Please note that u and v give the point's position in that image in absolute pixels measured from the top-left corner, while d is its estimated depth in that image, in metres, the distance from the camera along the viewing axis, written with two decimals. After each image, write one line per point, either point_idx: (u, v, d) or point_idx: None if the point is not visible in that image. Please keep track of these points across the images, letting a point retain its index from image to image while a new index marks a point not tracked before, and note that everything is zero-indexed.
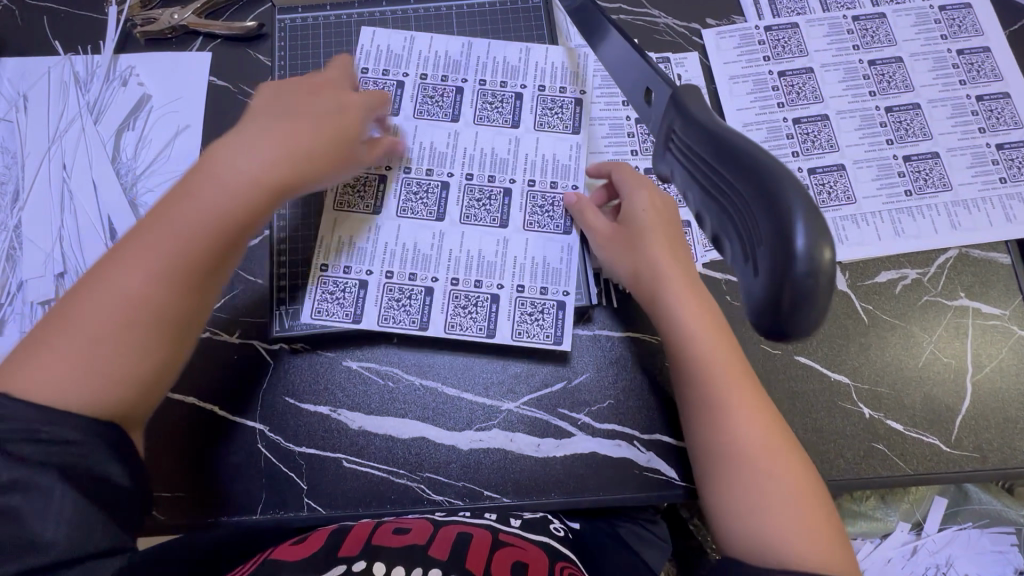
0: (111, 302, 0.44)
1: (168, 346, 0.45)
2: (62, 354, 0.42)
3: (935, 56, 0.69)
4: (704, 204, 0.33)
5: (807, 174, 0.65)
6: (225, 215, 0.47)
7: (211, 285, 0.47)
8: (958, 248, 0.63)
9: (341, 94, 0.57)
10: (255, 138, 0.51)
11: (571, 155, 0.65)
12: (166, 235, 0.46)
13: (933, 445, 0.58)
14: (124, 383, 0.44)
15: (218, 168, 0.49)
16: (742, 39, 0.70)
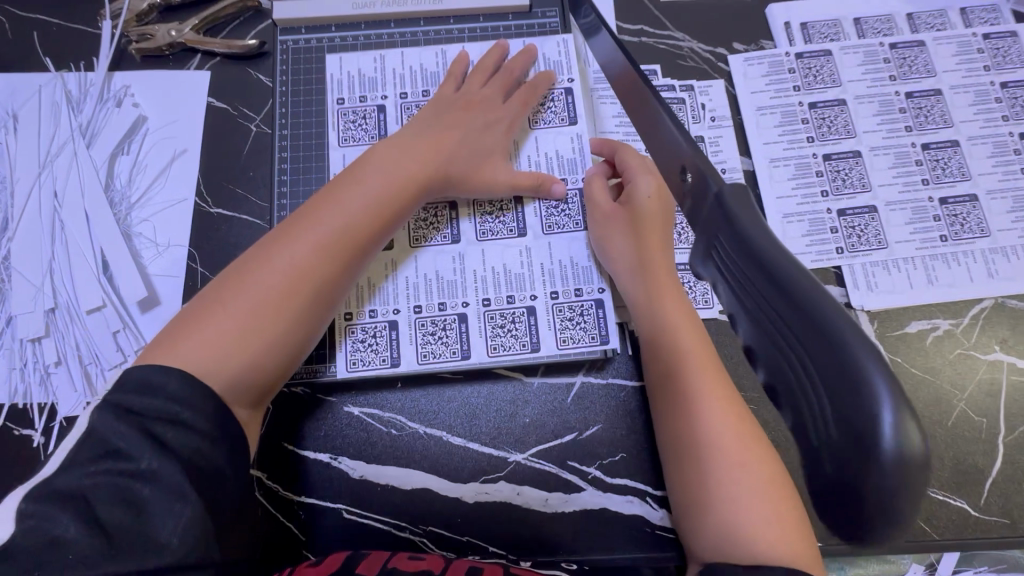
0: (275, 281, 0.48)
1: (314, 321, 0.50)
2: (228, 317, 0.46)
3: (977, 89, 0.65)
4: (760, 345, 0.22)
5: (836, 216, 0.61)
6: (378, 204, 0.52)
7: (354, 265, 0.52)
8: (994, 298, 0.60)
9: (491, 110, 0.60)
10: (410, 141, 0.56)
11: (575, 147, 0.63)
12: (329, 219, 0.50)
13: (961, 509, 0.55)
14: (270, 358, 0.47)
15: (379, 163, 0.54)
16: (771, 66, 0.66)
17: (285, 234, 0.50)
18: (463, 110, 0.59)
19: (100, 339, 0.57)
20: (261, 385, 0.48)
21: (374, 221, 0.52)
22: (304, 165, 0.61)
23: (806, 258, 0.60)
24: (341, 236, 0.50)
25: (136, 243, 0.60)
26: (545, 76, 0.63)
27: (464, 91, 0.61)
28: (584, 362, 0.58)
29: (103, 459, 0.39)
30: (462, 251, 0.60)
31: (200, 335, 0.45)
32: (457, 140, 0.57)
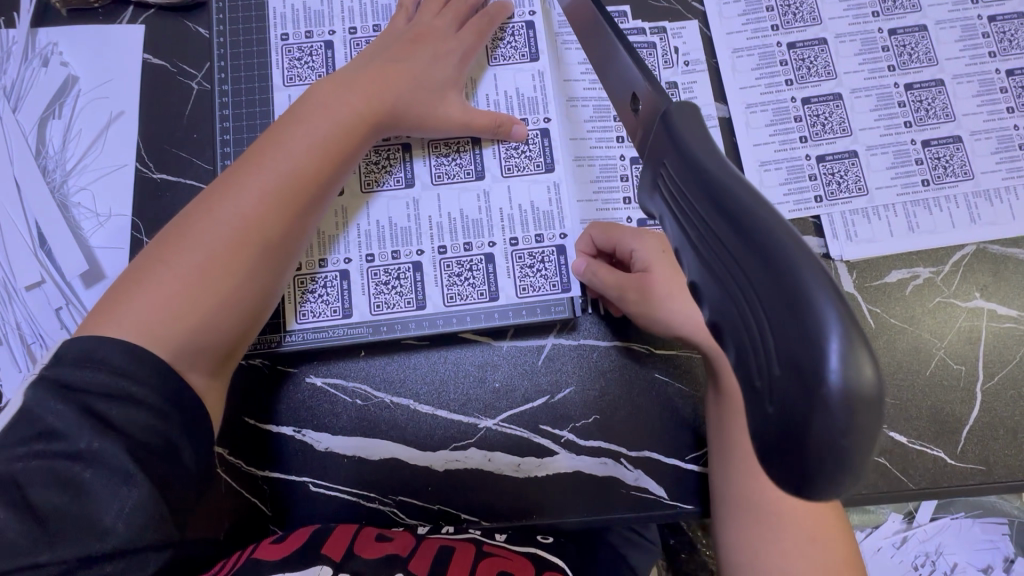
0: (221, 235, 0.43)
1: (270, 277, 0.46)
2: (167, 280, 0.42)
3: (964, 24, 0.61)
4: (703, 277, 0.20)
5: (814, 162, 0.58)
6: (327, 147, 0.48)
7: (307, 215, 0.48)
8: (976, 245, 0.58)
9: (442, 43, 0.55)
10: (353, 78, 0.51)
11: (536, 86, 0.57)
12: (273, 165, 0.46)
13: (937, 458, 0.54)
14: (223, 319, 0.43)
15: (323, 102, 0.49)
16: (748, 4, 0.62)
17: (226, 185, 0.46)
18: (411, 43, 0.54)
19: (43, 316, 0.54)
20: (218, 350, 0.44)
21: (325, 164, 0.48)
22: (248, 123, 0.57)
23: (784, 208, 0.58)
24: (289, 182, 0.46)
25: (74, 213, 0.56)
26: (501, 6, 0.57)
27: (412, 24, 0.55)
28: (553, 324, 0.55)
29: (39, 441, 0.34)
30: (416, 194, 0.56)
31: (140, 298, 0.41)
32: (406, 75, 0.52)
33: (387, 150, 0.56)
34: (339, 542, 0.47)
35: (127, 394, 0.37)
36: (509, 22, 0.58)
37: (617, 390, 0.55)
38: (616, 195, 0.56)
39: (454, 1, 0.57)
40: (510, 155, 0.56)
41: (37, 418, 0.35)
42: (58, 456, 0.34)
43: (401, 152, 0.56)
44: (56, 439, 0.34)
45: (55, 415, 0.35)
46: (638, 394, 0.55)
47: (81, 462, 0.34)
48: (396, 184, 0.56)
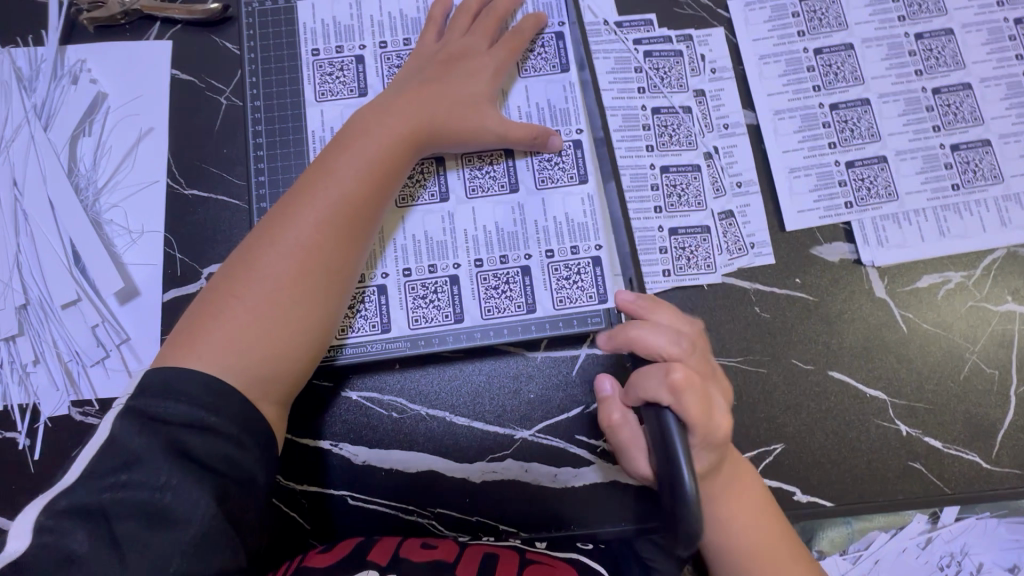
0: (284, 267, 0.45)
1: (330, 303, 0.47)
2: (237, 313, 0.44)
3: (991, 27, 0.61)
4: None
5: (844, 168, 0.58)
6: (374, 171, 0.49)
7: (360, 240, 0.49)
8: (1007, 248, 0.58)
9: (476, 58, 0.55)
10: (393, 101, 0.51)
11: (567, 96, 0.57)
12: (325, 193, 0.47)
13: (973, 462, 0.55)
14: (291, 348, 0.45)
15: (368, 126, 0.50)
16: (775, 11, 0.61)
17: (283, 216, 0.47)
18: (446, 61, 0.54)
19: (79, 333, 0.54)
20: (287, 377, 0.46)
21: (374, 189, 0.49)
22: (280, 138, 0.57)
23: (815, 215, 0.58)
24: (343, 209, 0.47)
25: (107, 230, 0.56)
26: (536, 19, 0.57)
27: (444, 41, 0.55)
28: (588, 334, 0.55)
29: (122, 472, 0.37)
30: (450, 207, 0.56)
31: (215, 332, 0.43)
32: (443, 93, 0.52)
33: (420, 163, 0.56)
34: (384, 552, 0.48)
35: (209, 425, 0.39)
36: (541, 33, 0.58)
37: None
38: (648, 203, 0.57)
39: (485, 13, 0.57)
40: (540, 165, 0.56)
41: (122, 447, 0.38)
42: (139, 486, 0.36)
43: (432, 164, 0.56)
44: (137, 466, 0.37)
45: (139, 443, 0.38)
46: None
47: (161, 492, 0.36)
48: (429, 199, 0.56)
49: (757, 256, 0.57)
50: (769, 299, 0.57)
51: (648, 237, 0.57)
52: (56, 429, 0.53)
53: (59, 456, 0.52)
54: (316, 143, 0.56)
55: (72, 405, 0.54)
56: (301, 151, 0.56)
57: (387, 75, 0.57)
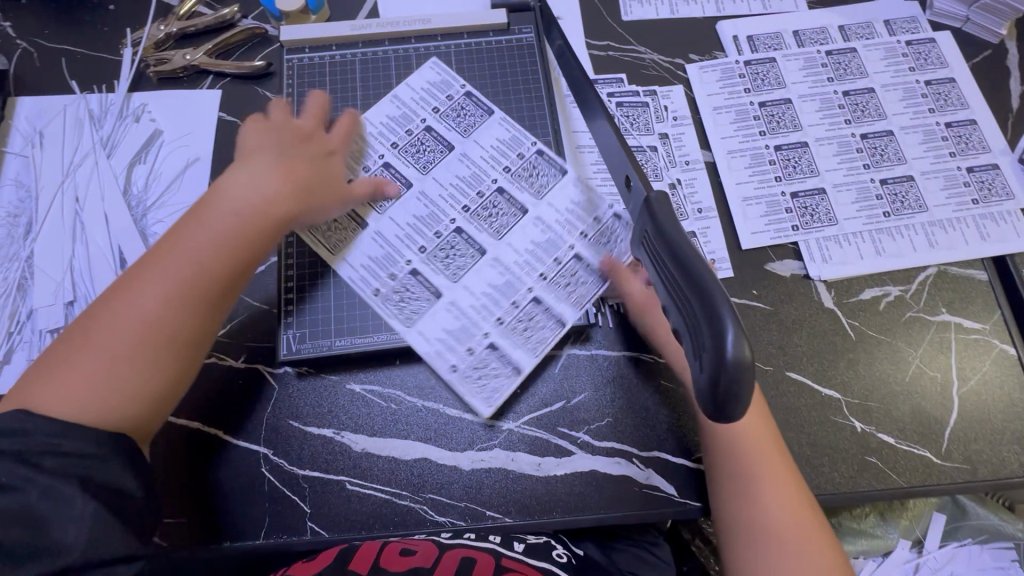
0: (129, 331, 0.50)
1: (176, 362, 0.51)
2: (81, 372, 0.48)
3: (905, 87, 0.73)
4: (669, 300, 0.38)
5: (790, 198, 0.68)
6: (224, 245, 0.55)
7: (218, 309, 0.54)
8: (938, 266, 0.66)
9: (315, 144, 0.62)
10: (252, 175, 0.58)
11: (507, 127, 0.67)
12: (183, 264, 0.53)
13: (924, 457, 0.59)
14: (136, 401, 0.49)
15: (221, 204, 0.56)
16: (724, 72, 0.74)
17: (133, 281, 0.52)
18: (294, 141, 0.61)
19: None
20: (126, 425, 0.49)
21: (228, 259, 0.54)
22: None
23: (767, 236, 0.67)
24: (192, 276, 0.53)
25: (150, 241, 0.65)
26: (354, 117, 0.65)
27: (289, 121, 0.63)
28: (569, 335, 0.62)
29: None
30: (486, 250, 0.63)
31: (51, 385, 0.48)
32: (288, 171, 0.59)
33: (443, 226, 0.64)
34: (364, 559, 0.53)
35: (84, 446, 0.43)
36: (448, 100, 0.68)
37: (628, 392, 0.61)
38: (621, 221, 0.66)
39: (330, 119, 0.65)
40: (515, 185, 0.65)
41: None
42: None
43: (451, 226, 0.64)
44: None
45: (12, 462, 0.41)
46: (646, 395, 0.61)
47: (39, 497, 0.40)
48: (472, 254, 0.63)
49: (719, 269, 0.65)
50: None
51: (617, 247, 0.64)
52: None
53: None
54: None
55: None
56: None
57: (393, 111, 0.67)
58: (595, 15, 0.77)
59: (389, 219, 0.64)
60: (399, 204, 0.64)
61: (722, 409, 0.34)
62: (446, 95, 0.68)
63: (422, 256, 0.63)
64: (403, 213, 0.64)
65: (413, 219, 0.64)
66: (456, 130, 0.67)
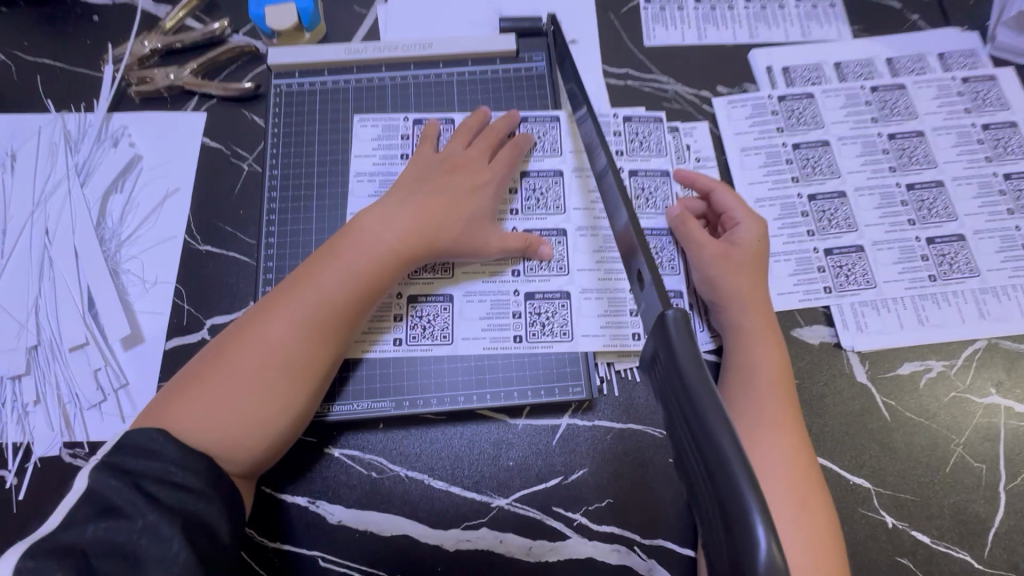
0: (261, 363, 0.48)
1: (301, 390, 0.49)
2: (209, 402, 0.46)
3: (959, 131, 0.65)
4: (687, 459, 0.32)
5: (823, 255, 0.61)
6: (362, 275, 0.52)
7: (344, 337, 0.52)
8: (987, 339, 0.59)
9: (477, 172, 0.58)
10: (393, 208, 0.55)
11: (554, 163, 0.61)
12: (316, 292, 0.51)
13: (964, 561, 0.53)
14: (269, 429, 0.47)
15: (360, 237, 0.53)
16: (754, 108, 0.67)
17: (269, 311, 0.50)
18: (448, 174, 0.57)
19: (81, 375, 0.57)
20: (238, 467, 0.46)
21: (362, 295, 0.52)
22: (293, 204, 0.60)
23: (794, 298, 0.60)
24: (333, 314, 0.51)
25: (123, 279, 0.60)
26: (508, 118, 0.61)
27: (443, 154, 0.59)
28: (569, 404, 0.56)
29: (107, 519, 0.39)
30: (569, 290, 0.59)
31: (185, 409, 0.45)
32: (444, 208, 0.55)
33: (513, 303, 0.59)
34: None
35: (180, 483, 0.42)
36: (517, 127, 0.62)
37: (630, 471, 0.55)
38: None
39: (483, 132, 0.60)
40: (539, 210, 0.60)
41: (105, 502, 0.40)
42: (114, 536, 0.39)
43: (519, 298, 0.59)
44: (118, 517, 0.39)
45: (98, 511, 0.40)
46: (651, 476, 0.55)
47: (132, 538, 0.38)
48: (560, 304, 0.58)
49: None
50: None
51: (619, 298, 0.58)
52: (45, 469, 0.54)
53: (45, 496, 0.53)
54: (325, 208, 0.60)
55: (64, 446, 0.55)
56: (308, 217, 0.60)
57: (374, 152, 0.61)
58: (615, 40, 0.70)
59: (464, 339, 0.58)
60: (460, 328, 0.58)
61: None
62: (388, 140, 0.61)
63: (526, 341, 0.58)
64: (468, 324, 0.58)
65: (485, 319, 0.58)
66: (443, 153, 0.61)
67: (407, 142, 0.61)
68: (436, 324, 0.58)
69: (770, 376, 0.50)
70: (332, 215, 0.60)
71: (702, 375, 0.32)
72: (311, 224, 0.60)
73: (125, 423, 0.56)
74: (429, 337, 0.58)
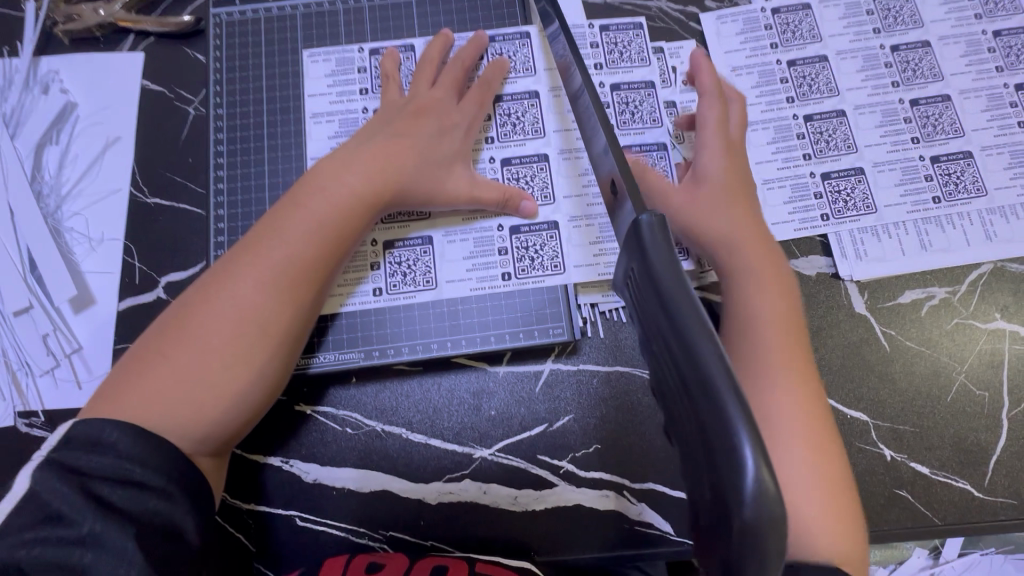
0: (222, 329, 0.43)
1: (270, 355, 0.45)
2: (170, 376, 0.42)
3: (969, 39, 0.60)
4: (667, 378, 0.29)
5: (820, 179, 0.57)
6: (326, 225, 0.46)
7: (314, 294, 0.46)
8: (993, 262, 0.55)
9: (446, 112, 0.52)
10: (357, 149, 0.49)
11: (528, 86, 0.56)
12: (278, 247, 0.45)
13: (964, 490, 0.51)
14: (236, 399, 0.44)
15: (321, 183, 0.47)
16: (746, 23, 0.61)
17: (224, 274, 0.45)
18: (415, 113, 0.51)
19: (30, 342, 0.53)
20: (206, 442, 0.43)
21: (326, 251, 0.46)
22: (243, 145, 0.55)
23: (790, 227, 0.56)
24: (298, 268, 0.45)
25: (66, 238, 0.56)
26: (476, 41, 0.55)
27: (411, 93, 0.52)
28: (552, 348, 0.53)
29: (42, 526, 0.36)
30: (557, 220, 0.54)
31: (144, 385, 0.42)
32: (412, 149, 0.49)
33: (498, 239, 0.53)
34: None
35: (134, 479, 0.39)
36: (484, 53, 0.56)
37: (617, 415, 0.52)
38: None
39: (448, 65, 0.54)
40: (518, 136, 0.55)
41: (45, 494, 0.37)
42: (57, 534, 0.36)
43: (505, 233, 0.53)
44: (60, 521, 0.36)
45: (36, 503, 0.37)
46: (639, 419, 0.52)
47: (81, 548, 0.36)
48: (548, 236, 0.53)
49: None
50: None
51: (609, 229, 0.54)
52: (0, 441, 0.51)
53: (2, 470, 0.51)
54: (276, 152, 0.54)
55: (19, 415, 0.52)
56: (262, 160, 0.54)
57: (330, 89, 0.55)
58: None
59: (449, 283, 0.53)
60: (443, 271, 0.53)
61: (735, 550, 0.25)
62: (343, 70, 0.55)
63: (516, 279, 0.53)
64: (452, 266, 0.53)
65: (470, 260, 0.53)
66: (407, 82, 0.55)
67: (365, 75, 0.55)
68: (418, 268, 0.53)
69: (775, 316, 0.46)
70: (285, 155, 0.54)
71: (682, 286, 0.28)
72: (263, 165, 0.54)
73: (82, 389, 0.53)
74: (412, 284, 0.53)
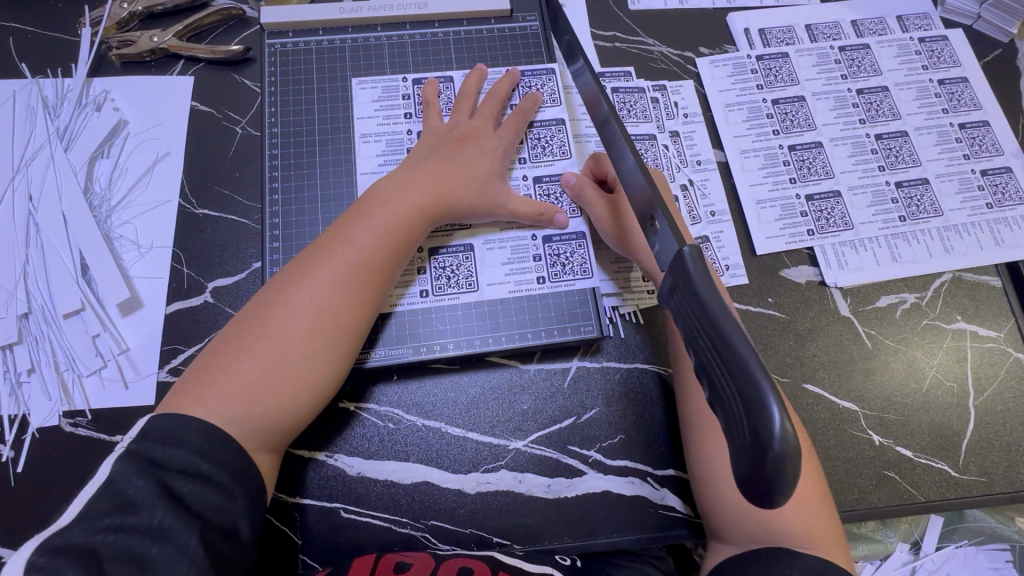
0: (300, 326, 0.48)
1: (343, 350, 0.49)
2: (250, 369, 0.46)
3: (919, 86, 0.71)
4: None
5: (805, 200, 0.65)
6: (391, 233, 0.52)
7: (378, 295, 0.52)
8: (953, 272, 0.64)
9: (487, 138, 0.59)
10: (414, 169, 0.55)
11: (555, 115, 0.63)
12: (349, 251, 0.50)
13: (942, 470, 0.58)
14: (311, 392, 0.48)
15: (385, 196, 0.53)
16: (735, 67, 0.71)
17: (299, 276, 0.50)
18: (460, 139, 0.58)
19: (78, 343, 0.55)
20: (280, 431, 0.47)
21: (389, 254, 0.52)
22: (295, 160, 0.60)
23: (782, 241, 0.64)
24: (367, 271, 0.51)
25: (116, 245, 0.59)
26: (509, 75, 0.62)
27: (453, 121, 0.59)
28: (580, 346, 0.58)
29: (124, 505, 0.39)
30: (584, 231, 0.60)
31: (227, 378, 0.45)
32: (460, 168, 0.56)
33: (532, 246, 0.59)
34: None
35: None
36: (516, 87, 0.63)
37: (638, 408, 0.57)
38: None
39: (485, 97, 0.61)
40: (547, 157, 0.61)
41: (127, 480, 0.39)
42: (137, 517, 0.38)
43: (538, 241, 0.60)
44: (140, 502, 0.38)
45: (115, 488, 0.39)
46: (659, 409, 0.57)
47: (151, 538, 0.38)
48: (577, 244, 0.60)
49: (733, 275, 0.62)
50: (744, 316, 0.61)
51: None
52: (44, 440, 0.52)
53: (46, 469, 0.51)
54: (326, 168, 0.59)
55: (63, 415, 0.53)
56: (313, 175, 0.59)
57: (377, 112, 0.61)
58: (600, 3, 0.73)
59: (489, 285, 0.58)
60: (483, 275, 0.59)
61: (766, 503, 0.28)
62: (388, 98, 0.62)
63: (549, 283, 0.59)
64: (490, 271, 0.59)
65: (507, 265, 0.59)
66: (446, 109, 0.62)
67: (409, 101, 0.62)
68: (460, 272, 0.58)
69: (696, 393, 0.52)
70: (334, 170, 0.59)
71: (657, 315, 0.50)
72: (314, 179, 0.59)
73: (129, 389, 0.54)
74: (454, 287, 0.58)
